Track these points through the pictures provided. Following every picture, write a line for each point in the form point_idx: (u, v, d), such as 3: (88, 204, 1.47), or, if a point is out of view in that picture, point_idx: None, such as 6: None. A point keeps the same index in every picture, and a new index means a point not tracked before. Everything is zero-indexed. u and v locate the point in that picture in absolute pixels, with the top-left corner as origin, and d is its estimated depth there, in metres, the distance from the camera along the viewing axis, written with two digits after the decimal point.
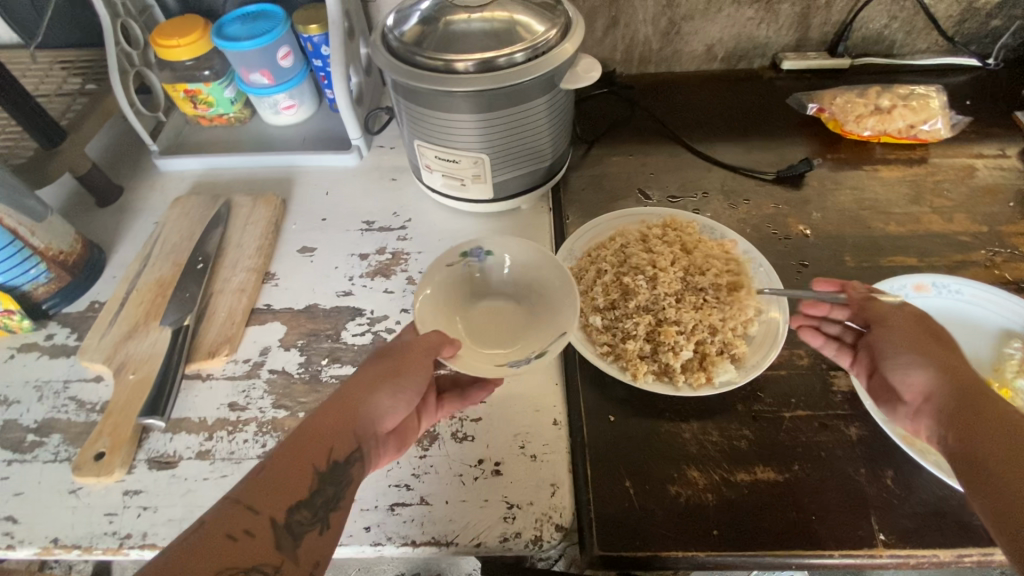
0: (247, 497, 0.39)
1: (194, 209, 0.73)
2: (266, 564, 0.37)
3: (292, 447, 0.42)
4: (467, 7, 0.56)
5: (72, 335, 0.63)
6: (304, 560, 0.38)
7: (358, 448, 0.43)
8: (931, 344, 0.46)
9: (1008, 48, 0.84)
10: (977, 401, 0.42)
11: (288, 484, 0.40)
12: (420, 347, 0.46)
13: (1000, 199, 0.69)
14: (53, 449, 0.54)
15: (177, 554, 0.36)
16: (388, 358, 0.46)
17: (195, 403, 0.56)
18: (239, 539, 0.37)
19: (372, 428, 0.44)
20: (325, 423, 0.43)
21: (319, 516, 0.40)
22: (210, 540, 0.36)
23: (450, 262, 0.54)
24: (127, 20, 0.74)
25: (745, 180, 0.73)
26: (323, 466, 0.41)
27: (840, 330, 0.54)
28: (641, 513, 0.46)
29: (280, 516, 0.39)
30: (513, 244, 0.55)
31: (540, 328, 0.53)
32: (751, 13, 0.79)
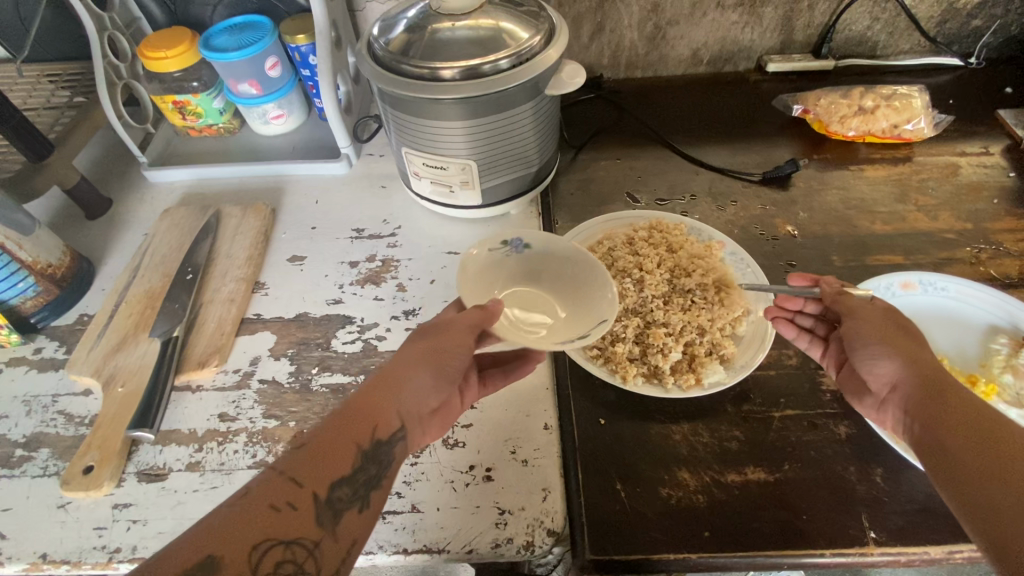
0: (291, 469, 0.39)
1: (184, 219, 0.73)
2: (306, 538, 0.36)
3: (336, 423, 0.42)
4: (452, 15, 0.57)
5: (61, 348, 0.62)
6: (344, 537, 0.38)
7: (401, 427, 0.43)
8: (898, 333, 0.46)
9: (989, 47, 0.85)
10: (940, 391, 0.42)
11: (332, 460, 0.40)
12: (463, 323, 0.47)
13: (984, 196, 0.70)
14: (42, 464, 0.54)
15: (218, 522, 0.35)
16: (430, 335, 0.48)
17: (185, 414, 0.56)
18: (281, 510, 0.37)
19: (415, 407, 0.45)
20: (371, 400, 0.44)
21: (359, 493, 0.40)
22: (253, 509, 0.36)
23: (491, 248, 0.57)
24: (114, 33, 0.75)
25: (732, 182, 0.74)
26: (366, 445, 0.42)
27: (813, 323, 0.55)
28: (632, 516, 0.46)
29: (323, 492, 0.38)
30: (552, 239, 0.57)
31: (580, 317, 0.53)
32: (735, 17, 0.80)
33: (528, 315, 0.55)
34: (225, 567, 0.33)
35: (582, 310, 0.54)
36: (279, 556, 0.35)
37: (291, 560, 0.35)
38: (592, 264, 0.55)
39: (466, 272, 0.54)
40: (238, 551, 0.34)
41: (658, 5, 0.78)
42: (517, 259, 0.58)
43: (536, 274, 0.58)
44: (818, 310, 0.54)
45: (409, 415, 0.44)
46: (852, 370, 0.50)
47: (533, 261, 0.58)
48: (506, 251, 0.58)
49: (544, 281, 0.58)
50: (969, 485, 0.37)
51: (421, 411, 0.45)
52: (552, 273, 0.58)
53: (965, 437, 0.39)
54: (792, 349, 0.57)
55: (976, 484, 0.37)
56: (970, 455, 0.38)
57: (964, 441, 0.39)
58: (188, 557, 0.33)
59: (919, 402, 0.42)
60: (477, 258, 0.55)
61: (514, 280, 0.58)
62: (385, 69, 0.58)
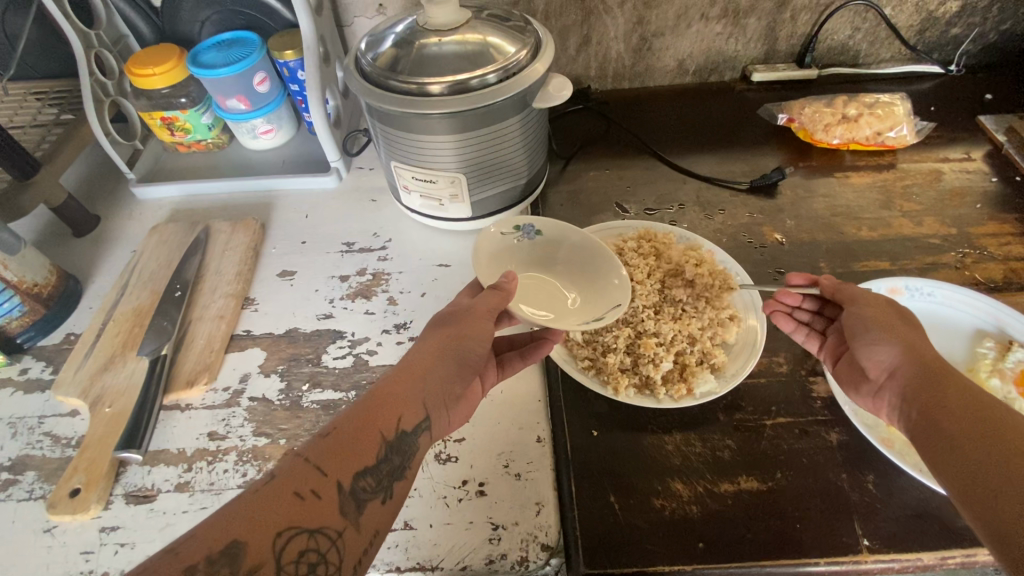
0: (315, 457, 0.39)
1: (172, 236, 0.72)
2: (330, 527, 0.37)
3: (361, 413, 0.43)
4: (438, 31, 0.57)
5: (47, 368, 0.62)
6: (366, 529, 0.39)
7: (426, 417, 0.45)
8: (894, 325, 0.48)
9: (968, 54, 0.86)
10: (939, 377, 0.43)
11: (357, 451, 0.41)
12: (484, 308, 0.51)
13: (967, 202, 0.71)
14: (28, 487, 0.53)
15: (244, 508, 0.35)
16: (451, 324, 0.51)
17: (174, 434, 0.55)
18: (306, 499, 0.37)
19: (437, 396, 0.46)
20: (394, 391, 0.45)
21: (382, 485, 0.41)
22: (279, 498, 0.36)
23: (503, 231, 0.61)
24: (101, 50, 0.75)
25: (719, 191, 0.74)
26: (391, 435, 0.43)
27: (810, 318, 0.57)
28: (626, 529, 0.46)
29: (346, 481, 0.39)
30: (559, 224, 0.62)
31: (589, 300, 0.57)
32: (719, 29, 0.82)
33: (545, 300, 0.58)
34: (250, 554, 0.33)
35: (592, 294, 0.58)
36: (303, 545, 0.35)
37: (314, 549, 0.36)
38: (599, 250, 0.59)
39: (479, 254, 0.59)
40: (263, 539, 0.34)
41: (643, 17, 0.79)
42: (527, 245, 0.62)
43: (546, 259, 0.62)
44: (815, 307, 0.57)
45: (432, 404, 0.46)
46: (846, 363, 0.51)
47: (543, 246, 0.62)
48: (517, 236, 0.62)
49: (554, 267, 0.61)
50: (974, 476, 0.37)
51: (444, 400, 0.47)
52: (563, 259, 0.61)
53: (960, 425, 0.40)
54: (782, 357, 0.57)
55: (979, 474, 0.37)
56: (969, 443, 0.38)
57: (958, 429, 0.40)
58: (215, 541, 0.33)
59: (915, 391, 0.44)
60: (490, 240, 0.60)
61: (525, 263, 0.62)
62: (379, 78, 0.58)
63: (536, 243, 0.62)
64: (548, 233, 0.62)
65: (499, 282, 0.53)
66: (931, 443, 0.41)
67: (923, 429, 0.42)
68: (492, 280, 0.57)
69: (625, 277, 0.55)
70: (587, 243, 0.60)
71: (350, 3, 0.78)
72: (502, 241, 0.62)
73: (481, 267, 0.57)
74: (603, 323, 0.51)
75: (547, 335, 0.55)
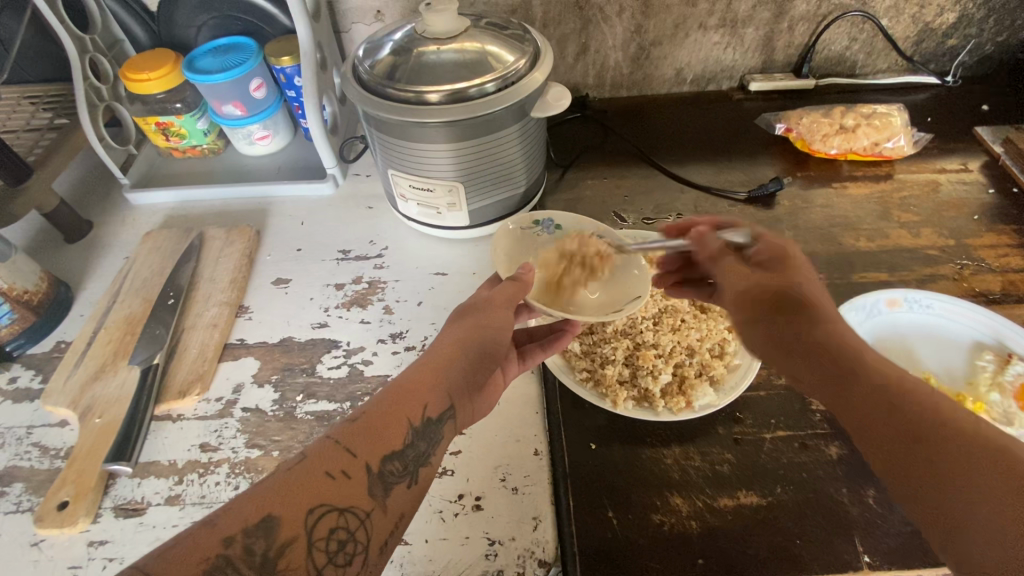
0: (346, 438, 0.39)
1: (166, 243, 0.71)
2: (358, 506, 0.37)
3: (386, 402, 0.42)
4: (438, 38, 0.57)
5: (36, 377, 0.61)
6: (392, 511, 0.38)
7: (451, 406, 0.44)
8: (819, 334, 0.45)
9: (964, 66, 0.87)
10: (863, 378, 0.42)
11: (385, 435, 0.40)
12: (501, 298, 0.50)
13: (964, 213, 0.71)
14: (14, 500, 0.52)
15: (278, 485, 0.35)
16: (473, 315, 0.50)
17: (165, 445, 0.54)
18: (337, 478, 0.37)
19: (461, 386, 0.46)
20: (417, 380, 0.45)
21: (410, 469, 0.40)
22: (311, 476, 0.36)
23: (523, 226, 0.63)
24: (96, 55, 0.74)
25: (718, 201, 0.74)
26: (417, 422, 0.42)
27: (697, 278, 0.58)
28: (625, 545, 0.45)
29: (374, 463, 0.39)
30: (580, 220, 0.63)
31: (608, 289, 0.58)
32: (717, 38, 0.82)
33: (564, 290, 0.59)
34: (285, 528, 0.34)
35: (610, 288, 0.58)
36: (333, 522, 0.35)
37: (343, 527, 0.36)
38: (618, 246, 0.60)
39: (497, 246, 0.60)
40: (295, 516, 0.34)
41: (642, 26, 0.79)
42: (548, 238, 0.63)
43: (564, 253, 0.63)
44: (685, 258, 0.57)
45: (457, 394, 0.45)
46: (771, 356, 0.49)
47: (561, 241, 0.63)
48: (537, 230, 0.63)
49: None
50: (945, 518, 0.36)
51: (468, 390, 0.47)
52: None
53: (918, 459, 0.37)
54: None
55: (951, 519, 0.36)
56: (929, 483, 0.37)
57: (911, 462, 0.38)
58: (253, 512, 0.34)
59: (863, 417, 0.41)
60: (508, 233, 0.62)
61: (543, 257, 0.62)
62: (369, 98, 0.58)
63: (555, 237, 0.63)
64: (566, 229, 0.63)
65: (516, 274, 0.53)
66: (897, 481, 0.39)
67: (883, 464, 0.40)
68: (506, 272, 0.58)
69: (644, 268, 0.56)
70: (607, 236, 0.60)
71: (347, 10, 0.77)
72: (521, 235, 0.63)
73: (499, 259, 0.60)
74: (620, 315, 0.52)
75: (566, 328, 0.56)
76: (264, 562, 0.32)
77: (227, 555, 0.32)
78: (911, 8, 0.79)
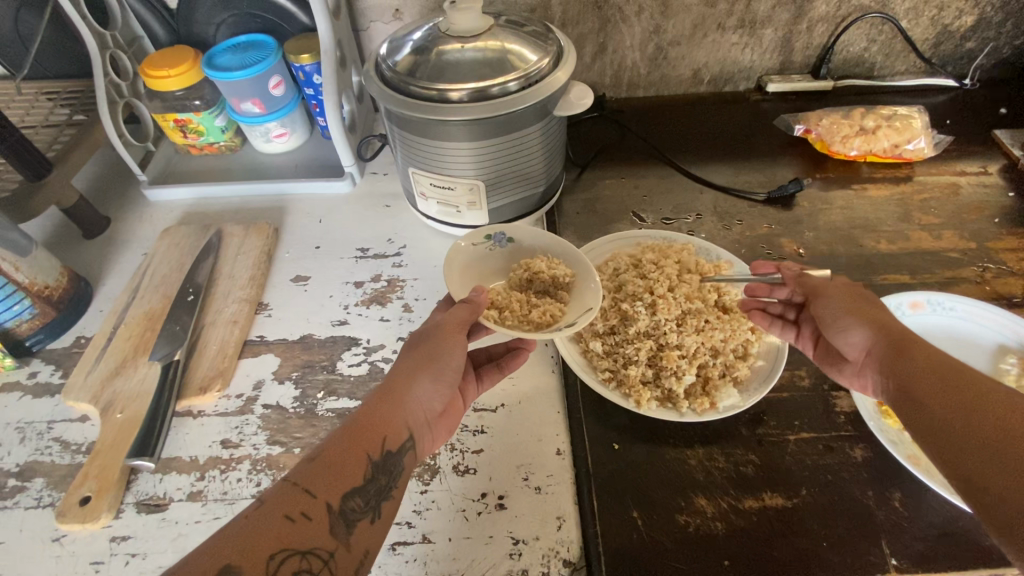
0: (304, 479, 0.39)
1: (184, 239, 0.72)
2: (322, 548, 0.37)
3: (346, 436, 0.42)
4: (460, 37, 0.57)
5: (57, 372, 0.61)
6: (356, 548, 0.39)
7: (410, 436, 0.44)
8: (861, 307, 0.47)
9: (983, 68, 0.86)
10: (910, 350, 0.43)
11: (345, 472, 0.40)
12: (453, 322, 0.49)
13: (985, 216, 0.71)
14: (36, 494, 0.52)
15: (233, 534, 0.35)
16: (420, 344, 0.49)
17: (187, 441, 0.54)
18: (297, 520, 0.37)
19: (419, 418, 0.46)
20: (375, 415, 0.44)
21: (371, 505, 0.41)
22: (269, 521, 0.36)
23: (475, 242, 0.60)
24: (116, 51, 0.75)
25: (736, 202, 0.74)
26: (377, 456, 0.42)
27: (782, 309, 0.57)
28: (649, 545, 0.45)
29: (336, 502, 0.39)
30: (533, 231, 0.60)
31: (564, 305, 0.56)
32: (735, 39, 0.82)
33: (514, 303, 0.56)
34: None
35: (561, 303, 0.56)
36: (296, 565, 0.35)
37: (308, 569, 0.35)
38: (576, 257, 0.58)
39: (451, 266, 0.57)
40: (255, 563, 0.34)
41: (660, 26, 0.79)
42: (501, 253, 0.61)
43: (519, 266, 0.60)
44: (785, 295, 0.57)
45: (416, 423, 0.46)
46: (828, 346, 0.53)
47: (517, 254, 0.61)
48: (489, 245, 0.60)
49: None
50: (982, 485, 0.34)
51: (426, 420, 0.47)
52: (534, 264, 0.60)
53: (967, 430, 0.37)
54: (804, 370, 0.56)
55: (989, 486, 0.34)
56: (984, 447, 0.36)
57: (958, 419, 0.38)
58: (209, 565, 0.33)
59: (911, 381, 0.41)
60: (463, 253, 0.59)
61: (495, 272, 0.60)
62: (384, 94, 0.58)
63: (508, 251, 0.61)
64: (519, 240, 0.61)
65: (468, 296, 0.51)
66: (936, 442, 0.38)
67: (921, 436, 0.39)
68: (461, 293, 0.55)
69: (597, 283, 0.55)
70: (557, 247, 0.59)
71: (367, 8, 0.77)
72: (474, 252, 0.60)
73: (453, 282, 0.55)
74: (575, 329, 0.51)
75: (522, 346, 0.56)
76: None
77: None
78: (931, 10, 0.79)
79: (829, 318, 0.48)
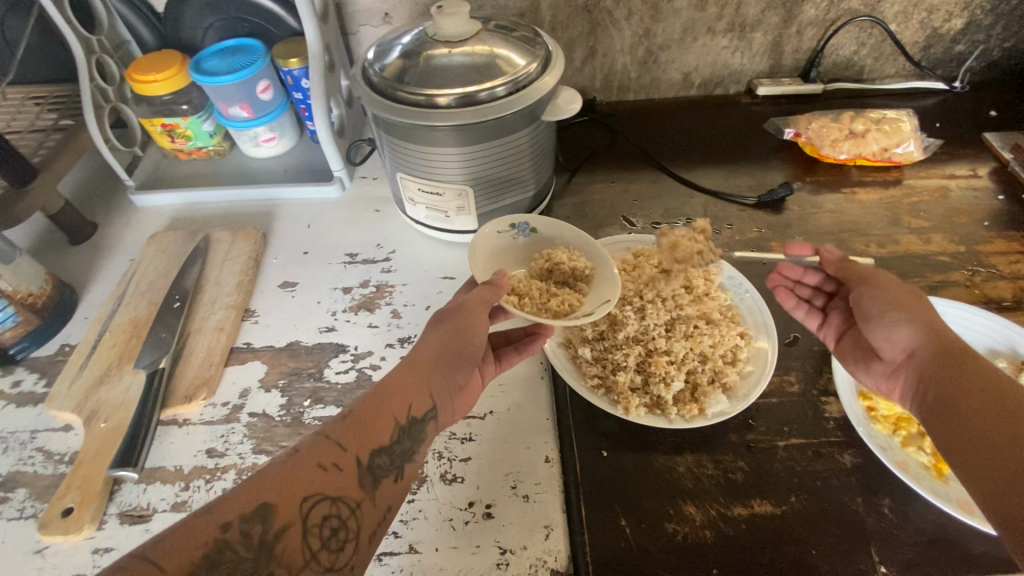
0: (338, 433, 0.40)
1: (172, 245, 0.71)
2: (349, 497, 0.39)
3: (375, 399, 0.44)
4: (448, 41, 0.57)
5: (41, 381, 0.60)
6: (380, 503, 0.40)
7: (433, 406, 0.46)
8: (912, 307, 0.49)
9: (972, 71, 0.87)
10: (957, 359, 0.44)
11: (373, 430, 0.42)
12: (477, 301, 0.50)
13: (975, 219, 0.71)
14: (18, 505, 0.51)
15: (274, 475, 0.37)
16: (448, 320, 0.50)
17: (171, 450, 0.54)
18: (329, 470, 0.39)
19: (442, 388, 0.47)
20: (403, 381, 0.45)
21: (396, 464, 0.42)
22: (304, 468, 0.38)
23: (499, 230, 0.60)
24: (102, 55, 0.74)
25: (726, 206, 0.74)
26: (403, 421, 0.43)
27: (811, 294, 0.60)
28: (637, 554, 0.45)
29: (364, 458, 0.40)
30: (557, 224, 0.61)
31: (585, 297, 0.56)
32: (725, 42, 0.81)
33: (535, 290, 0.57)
34: (279, 515, 0.35)
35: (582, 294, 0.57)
36: (326, 510, 0.37)
37: (335, 515, 0.37)
38: (598, 253, 0.58)
39: (476, 252, 0.58)
40: (290, 504, 0.36)
41: (650, 30, 0.79)
42: (524, 243, 0.62)
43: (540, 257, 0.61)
44: (816, 281, 0.60)
45: (439, 393, 0.46)
46: (853, 336, 0.54)
47: (538, 245, 0.62)
48: (512, 234, 0.61)
49: None
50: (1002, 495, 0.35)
51: (449, 391, 0.47)
52: None
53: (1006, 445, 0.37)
54: (793, 375, 0.56)
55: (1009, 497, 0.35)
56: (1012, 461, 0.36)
57: (988, 425, 0.39)
58: (247, 503, 0.35)
59: (957, 392, 0.42)
60: (485, 239, 0.60)
61: (517, 261, 0.61)
62: (372, 101, 0.57)
63: (531, 241, 0.62)
64: (542, 232, 0.61)
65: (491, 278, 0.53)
66: (963, 454, 0.39)
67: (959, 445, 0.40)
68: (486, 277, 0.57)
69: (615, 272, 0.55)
70: (579, 240, 0.60)
71: (355, 12, 0.77)
72: (497, 240, 0.61)
73: (477, 266, 0.57)
74: (592, 318, 0.52)
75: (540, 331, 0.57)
76: (261, 547, 0.34)
77: (226, 539, 0.34)
78: (920, 13, 0.79)
79: (877, 312, 0.50)
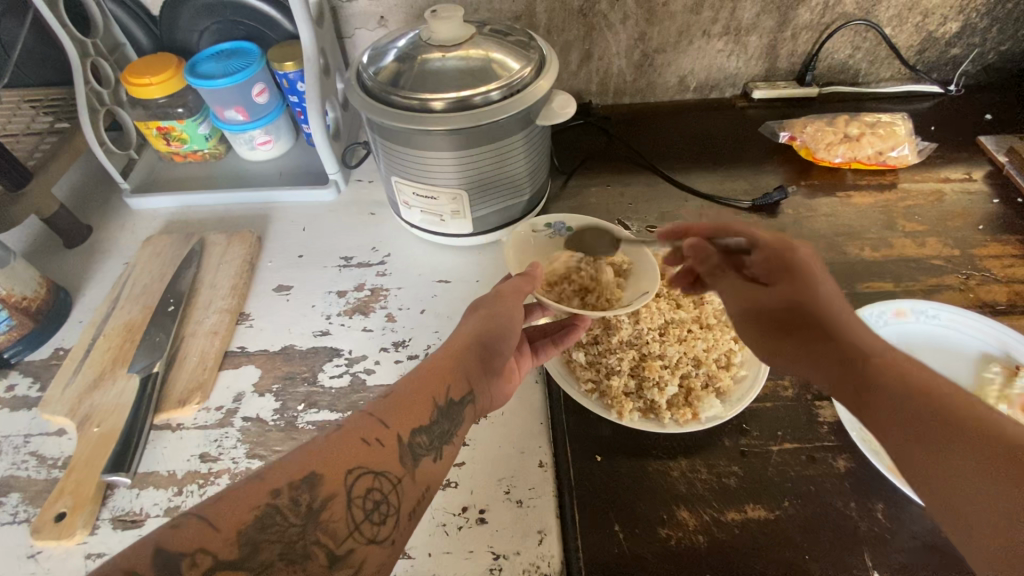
0: (379, 410, 0.42)
1: (167, 248, 0.71)
2: (390, 472, 0.40)
3: (417, 381, 0.45)
4: (443, 45, 0.57)
5: (34, 385, 0.60)
6: (419, 480, 0.41)
7: (471, 390, 0.47)
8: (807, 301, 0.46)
9: (967, 75, 0.87)
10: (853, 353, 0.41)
11: (414, 408, 0.43)
12: (509, 290, 0.53)
13: (969, 223, 0.71)
14: (11, 510, 0.51)
15: (318, 449, 0.39)
16: (481, 308, 0.52)
17: (164, 455, 0.54)
18: (372, 444, 0.40)
19: (478, 370, 0.48)
20: (444, 363, 0.47)
21: (435, 444, 0.43)
22: (348, 443, 0.40)
23: (535, 229, 0.64)
24: (98, 59, 0.74)
25: (722, 209, 0.74)
26: (441, 402, 0.45)
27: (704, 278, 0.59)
28: (630, 560, 0.45)
29: (405, 435, 0.42)
30: (590, 220, 0.63)
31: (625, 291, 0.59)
32: (721, 46, 0.82)
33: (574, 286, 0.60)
34: (325, 484, 0.37)
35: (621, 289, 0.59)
36: (368, 484, 0.39)
37: (378, 489, 0.39)
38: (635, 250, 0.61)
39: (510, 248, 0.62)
40: (336, 475, 0.38)
41: (645, 33, 0.79)
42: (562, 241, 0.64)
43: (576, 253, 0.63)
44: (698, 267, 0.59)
45: (475, 379, 0.47)
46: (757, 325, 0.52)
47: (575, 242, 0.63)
48: (549, 232, 0.64)
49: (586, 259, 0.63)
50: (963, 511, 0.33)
51: (485, 375, 0.48)
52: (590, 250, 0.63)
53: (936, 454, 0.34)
54: (787, 380, 0.56)
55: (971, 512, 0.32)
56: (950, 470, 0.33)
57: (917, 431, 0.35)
58: (295, 472, 0.37)
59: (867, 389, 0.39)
60: (521, 237, 0.63)
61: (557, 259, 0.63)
62: (368, 105, 0.57)
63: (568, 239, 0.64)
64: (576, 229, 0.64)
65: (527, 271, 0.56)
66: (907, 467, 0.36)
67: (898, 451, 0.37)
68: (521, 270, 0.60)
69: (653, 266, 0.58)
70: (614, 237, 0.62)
71: (351, 15, 0.77)
72: (535, 240, 0.64)
73: (512, 260, 0.61)
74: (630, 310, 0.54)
75: (576, 321, 0.56)
76: (309, 512, 0.36)
77: (275, 504, 0.36)
78: (914, 17, 0.80)
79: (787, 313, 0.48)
